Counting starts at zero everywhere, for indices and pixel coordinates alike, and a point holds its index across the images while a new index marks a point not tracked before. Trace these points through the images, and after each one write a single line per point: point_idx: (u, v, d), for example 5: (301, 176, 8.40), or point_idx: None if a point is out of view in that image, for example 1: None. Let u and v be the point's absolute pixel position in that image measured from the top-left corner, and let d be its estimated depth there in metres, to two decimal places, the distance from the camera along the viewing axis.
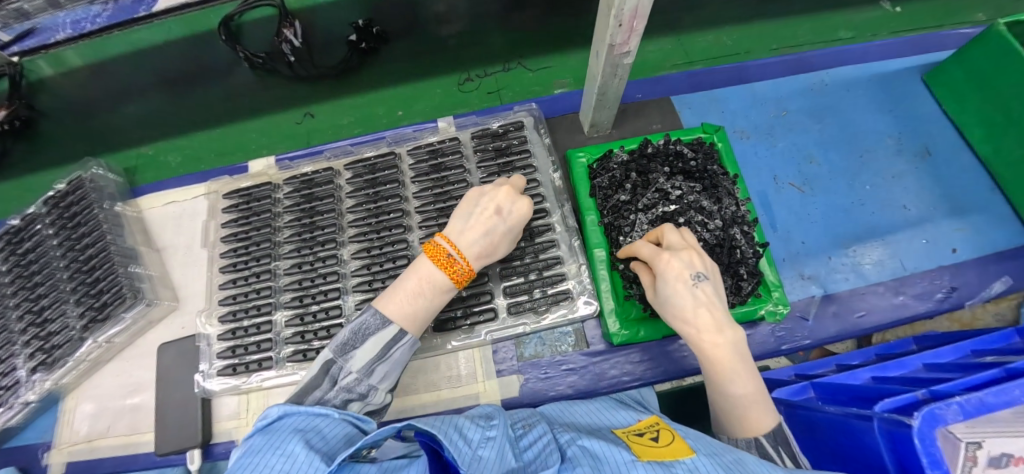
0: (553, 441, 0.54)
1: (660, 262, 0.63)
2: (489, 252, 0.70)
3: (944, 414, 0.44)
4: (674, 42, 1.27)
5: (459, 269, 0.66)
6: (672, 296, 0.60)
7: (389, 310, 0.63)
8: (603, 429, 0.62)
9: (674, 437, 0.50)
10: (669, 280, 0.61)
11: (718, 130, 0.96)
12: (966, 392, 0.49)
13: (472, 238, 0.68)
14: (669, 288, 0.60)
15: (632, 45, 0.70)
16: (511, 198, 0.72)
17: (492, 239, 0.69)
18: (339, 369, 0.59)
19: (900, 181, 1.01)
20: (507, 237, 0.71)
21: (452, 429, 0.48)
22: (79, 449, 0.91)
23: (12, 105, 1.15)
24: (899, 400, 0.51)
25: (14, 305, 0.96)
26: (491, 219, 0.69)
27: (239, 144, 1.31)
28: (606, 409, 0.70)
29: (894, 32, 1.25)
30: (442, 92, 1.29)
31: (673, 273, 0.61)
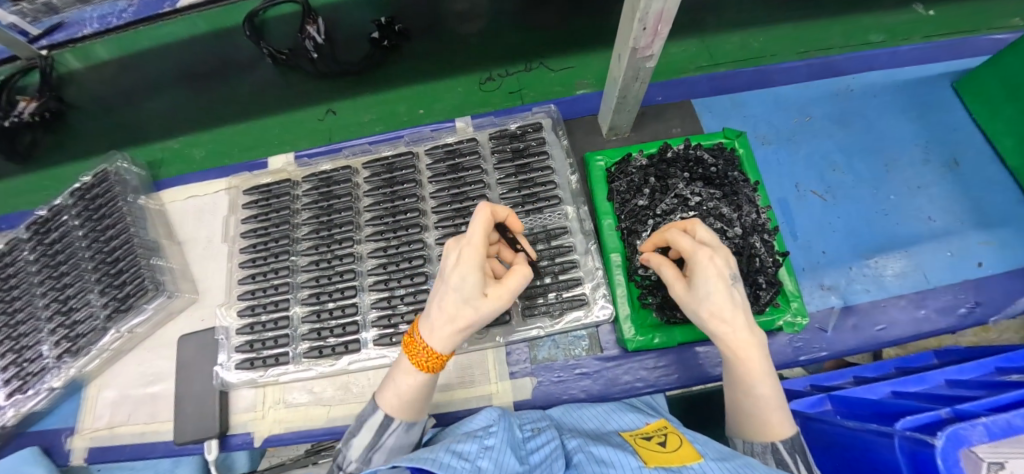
0: (560, 447, 0.55)
1: (701, 258, 0.56)
2: (449, 324, 0.53)
3: (968, 435, 0.43)
4: (699, 44, 1.26)
5: (417, 352, 0.55)
6: (710, 294, 0.53)
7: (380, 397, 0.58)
8: (609, 432, 0.62)
9: (680, 441, 0.50)
10: (715, 280, 0.53)
11: (738, 136, 0.95)
12: (991, 412, 0.47)
13: (427, 310, 0.56)
14: (710, 286, 0.53)
15: (655, 49, 0.69)
16: (451, 247, 0.56)
17: (440, 307, 0.53)
18: (343, 457, 0.59)
19: (926, 192, 0.99)
20: (461, 299, 0.52)
21: (444, 450, 0.49)
22: (100, 435, 0.94)
23: (42, 97, 1.22)
24: (920, 418, 0.50)
25: (41, 294, 0.99)
26: (438, 284, 0.56)
27: (263, 139, 1.27)
28: (613, 412, 0.70)
29: (927, 36, 1.22)
30: (463, 91, 1.27)
31: (716, 270, 0.54)
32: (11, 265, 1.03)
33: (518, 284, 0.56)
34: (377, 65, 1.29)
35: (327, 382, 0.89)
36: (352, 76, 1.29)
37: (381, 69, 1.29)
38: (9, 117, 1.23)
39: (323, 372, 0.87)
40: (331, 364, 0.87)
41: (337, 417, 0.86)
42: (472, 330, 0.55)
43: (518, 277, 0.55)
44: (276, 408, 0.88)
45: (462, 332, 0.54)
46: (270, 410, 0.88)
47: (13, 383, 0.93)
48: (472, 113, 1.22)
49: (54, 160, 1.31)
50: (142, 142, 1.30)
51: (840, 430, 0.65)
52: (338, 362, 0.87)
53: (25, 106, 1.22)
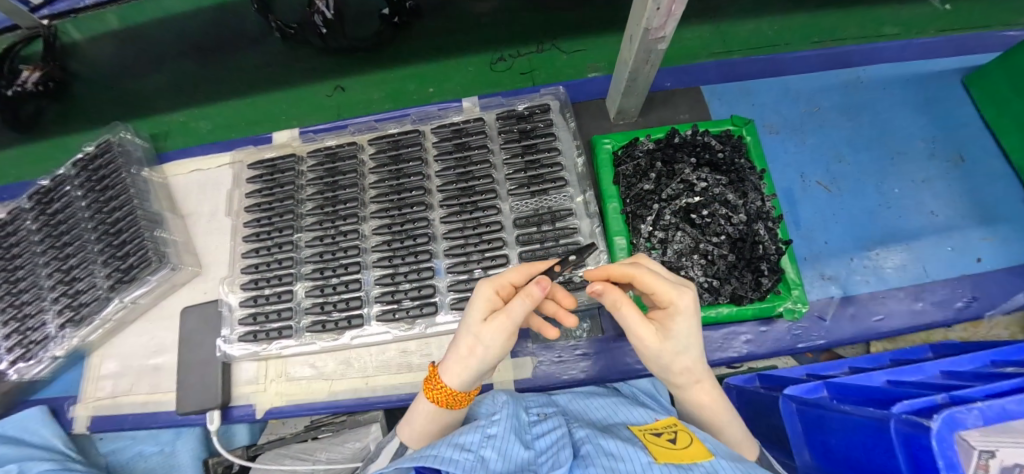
0: (567, 435, 0.54)
1: (680, 311, 0.49)
2: (457, 355, 0.53)
3: (964, 418, 0.43)
4: (712, 31, 1.24)
5: (431, 380, 0.56)
6: (687, 346, 0.50)
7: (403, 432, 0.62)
8: (617, 425, 0.62)
9: (691, 439, 0.50)
10: (693, 332, 0.49)
11: (747, 123, 0.93)
12: (986, 398, 0.48)
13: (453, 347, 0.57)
14: (688, 340, 0.49)
15: (668, 30, 0.69)
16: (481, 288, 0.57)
17: (454, 341, 0.55)
18: None
19: (930, 186, 0.99)
20: (467, 327, 0.53)
21: (447, 445, 0.50)
22: (103, 404, 0.95)
23: (46, 65, 1.24)
24: (916, 403, 0.51)
25: (44, 264, 0.99)
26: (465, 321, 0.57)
27: (269, 114, 1.26)
28: (622, 406, 0.68)
29: (942, 30, 1.21)
30: (473, 70, 1.26)
31: (694, 319, 0.49)
32: (13, 235, 1.02)
33: (518, 310, 0.49)
34: (388, 43, 1.27)
35: (329, 357, 0.90)
36: (363, 53, 1.28)
37: (390, 47, 1.28)
38: (11, 86, 1.23)
39: (325, 347, 0.88)
40: (332, 339, 0.88)
41: (339, 391, 0.88)
42: (479, 366, 0.52)
43: (512, 302, 0.49)
44: (279, 381, 0.90)
45: (473, 369, 0.52)
46: (272, 383, 0.90)
47: (16, 351, 0.93)
48: (484, 93, 1.22)
49: (60, 128, 1.30)
50: (150, 114, 1.29)
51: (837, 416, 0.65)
52: (340, 337, 0.87)
53: (28, 76, 1.23)
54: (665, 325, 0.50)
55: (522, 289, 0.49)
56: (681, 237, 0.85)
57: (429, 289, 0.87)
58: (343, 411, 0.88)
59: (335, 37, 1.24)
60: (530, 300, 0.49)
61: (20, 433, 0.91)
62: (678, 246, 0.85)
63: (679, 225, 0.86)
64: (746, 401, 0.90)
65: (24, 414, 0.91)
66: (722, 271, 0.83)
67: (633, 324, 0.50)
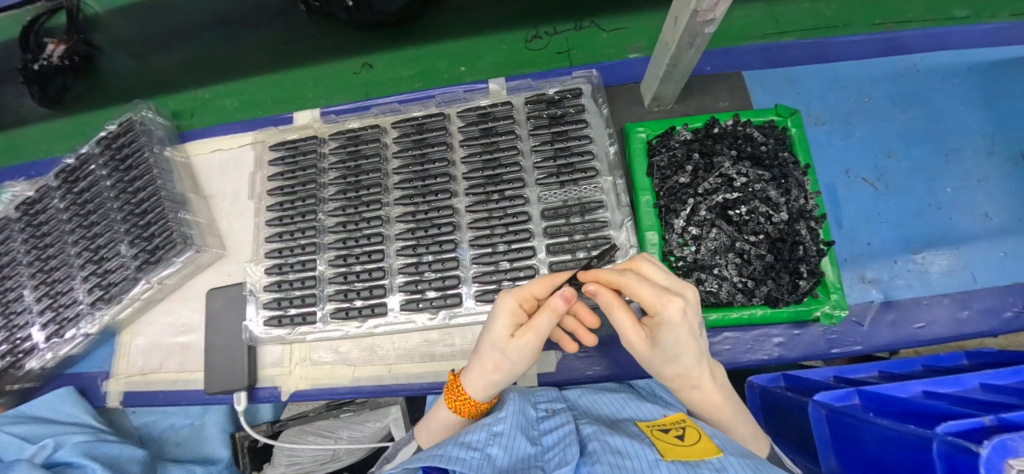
0: (575, 432, 0.54)
1: (664, 321, 0.46)
2: (483, 368, 0.56)
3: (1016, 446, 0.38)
4: (764, 9, 1.18)
5: (453, 391, 0.60)
6: (681, 353, 0.48)
7: (415, 429, 0.66)
8: (625, 421, 0.60)
9: (700, 435, 0.48)
10: (681, 342, 0.47)
11: (793, 114, 0.87)
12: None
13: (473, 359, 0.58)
14: (680, 347, 0.47)
15: (717, 13, 0.63)
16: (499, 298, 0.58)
17: (477, 354, 0.57)
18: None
19: (986, 187, 0.93)
20: (492, 343, 0.55)
21: (453, 444, 0.50)
22: (133, 380, 0.97)
23: (70, 39, 1.22)
24: (962, 424, 0.48)
25: (73, 242, 1.00)
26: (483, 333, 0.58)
27: (296, 92, 1.23)
28: (631, 401, 0.66)
29: (1017, 13, 1.11)
30: (508, 48, 1.20)
31: (686, 327, 0.46)
32: (42, 212, 1.03)
33: (544, 325, 0.52)
34: (417, 18, 1.23)
35: (352, 343, 0.91)
36: (390, 29, 1.24)
37: (419, 23, 1.23)
38: (39, 60, 1.21)
39: (350, 333, 0.88)
40: (357, 326, 0.87)
41: (362, 378, 0.89)
42: (508, 377, 0.55)
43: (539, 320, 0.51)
44: (303, 366, 0.91)
45: (500, 380, 0.55)
46: (297, 367, 0.91)
47: (50, 327, 0.96)
48: (518, 73, 1.17)
49: (91, 104, 1.30)
50: (179, 90, 1.27)
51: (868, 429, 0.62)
52: (365, 324, 0.87)
53: (53, 50, 1.22)
54: (654, 331, 0.49)
55: (546, 304, 0.51)
56: (717, 234, 0.81)
57: (453, 279, 0.86)
58: (365, 396, 0.89)
59: (361, 9, 1.17)
60: (555, 315, 0.51)
61: (55, 406, 0.93)
62: (713, 243, 0.81)
63: (714, 221, 0.82)
64: (769, 402, 0.88)
65: (52, 394, 0.94)
66: (758, 272, 0.80)
67: (623, 326, 0.52)
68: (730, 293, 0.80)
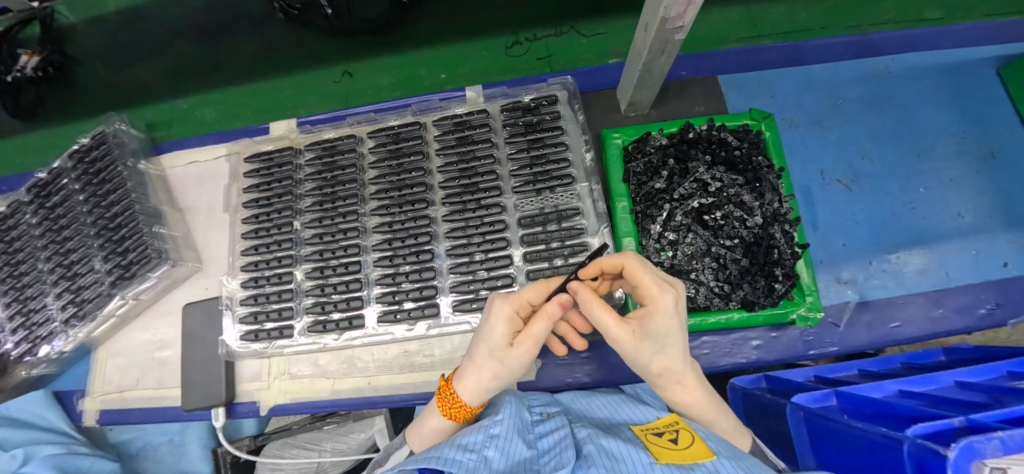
0: (570, 436, 0.54)
1: (657, 308, 0.49)
2: (480, 376, 0.55)
3: (982, 448, 0.37)
4: (742, 13, 1.19)
5: (446, 398, 0.58)
6: (668, 345, 0.49)
7: (407, 431, 0.64)
8: (619, 425, 0.60)
9: (693, 439, 0.48)
10: (669, 332, 0.48)
11: (766, 117, 0.88)
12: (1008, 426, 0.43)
13: (465, 365, 0.57)
14: (668, 337, 0.49)
15: (687, 20, 0.63)
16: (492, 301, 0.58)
17: (472, 361, 0.56)
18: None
19: (958, 186, 0.94)
20: (490, 351, 0.54)
21: (450, 445, 0.49)
22: (110, 398, 0.96)
23: (44, 50, 1.21)
24: (932, 426, 0.47)
25: (46, 258, 0.98)
26: (476, 339, 0.57)
27: (275, 101, 1.22)
28: (623, 404, 0.67)
29: (988, 14, 1.13)
30: (488, 54, 1.20)
31: (677, 314, 0.49)
32: (14, 228, 1.01)
33: (541, 332, 0.52)
34: (396, 25, 1.22)
35: (331, 355, 0.90)
36: (370, 36, 1.23)
37: (399, 30, 1.23)
38: (10, 72, 1.19)
39: (329, 346, 0.87)
40: (335, 338, 0.87)
41: (342, 390, 0.88)
42: (504, 382, 0.55)
43: (536, 328, 0.52)
44: (282, 379, 0.90)
45: (497, 386, 0.55)
46: (275, 381, 0.90)
47: (22, 345, 0.93)
48: (499, 79, 1.17)
49: (66, 115, 1.27)
50: (155, 100, 1.25)
51: (842, 429, 0.62)
52: (343, 337, 0.86)
53: (27, 60, 1.20)
54: (642, 324, 0.50)
55: (543, 310, 0.53)
56: (693, 240, 0.82)
57: (431, 289, 0.85)
58: (346, 409, 0.88)
59: (340, 15, 1.19)
60: (551, 321, 0.53)
61: (31, 408, 0.93)
62: (689, 248, 0.81)
63: (690, 226, 0.82)
64: (750, 403, 0.86)
65: (27, 396, 0.93)
66: (735, 276, 0.80)
67: (605, 324, 0.52)
68: (707, 297, 0.80)
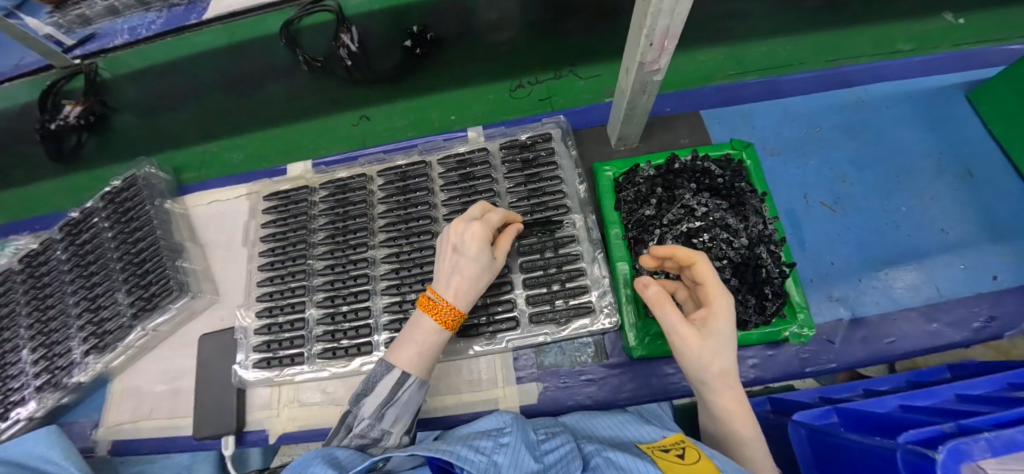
0: (577, 449, 0.56)
1: (717, 312, 0.56)
2: (468, 280, 0.68)
3: (971, 450, 0.40)
4: (727, 52, 1.30)
5: (438, 310, 0.66)
6: (724, 349, 0.55)
7: (393, 356, 0.67)
8: (626, 442, 0.63)
9: (700, 455, 0.49)
10: (728, 334, 0.55)
11: (747, 147, 0.96)
12: (995, 428, 0.45)
13: (444, 279, 0.68)
14: (726, 340, 0.55)
15: (663, 63, 0.71)
16: (462, 229, 0.70)
17: (463, 275, 0.68)
18: (354, 417, 0.66)
19: (939, 204, 0.98)
20: (476, 260, 0.68)
21: (462, 445, 0.54)
22: (123, 428, 0.98)
23: (87, 100, 1.25)
24: (923, 431, 0.48)
25: (72, 292, 1.04)
26: (453, 257, 0.69)
27: (298, 144, 1.35)
28: (631, 422, 0.69)
29: (956, 44, 1.24)
30: (493, 98, 1.32)
31: (730, 322, 0.56)
32: (44, 264, 1.08)
33: (507, 246, 0.76)
34: (410, 72, 1.32)
35: (339, 382, 0.92)
36: (385, 84, 1.34)
37: (412, 76, 1.34)
38: (55, 120, 1.25)
39: (336, 373, 0.90)
40: (343, 365, 0.90)
41: None
42: (484, 289, 0.71)
43: (505, 240, 0.75)
44: (291, 407, 0.91)
45: (475, 297, 0.70)
46: (285, 409, 0.91)
47: (42, 377, 0.97)
48: (501, 120, 1.28)
49: (106, 157, 1.41)
50: (189, 145, 1.39)
51: (849, 445, 0.61)
52: (351, 363, 0.90)
53: (70, 110, 1.26)
54: (704, 324, 0.56)
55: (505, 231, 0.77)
56: None
57: None
58: None
59: (360, 68, 1.26)
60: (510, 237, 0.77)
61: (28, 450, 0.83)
62: None
63: None
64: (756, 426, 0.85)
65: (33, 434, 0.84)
66: None
67: (673, 320, 0.56)
68: None
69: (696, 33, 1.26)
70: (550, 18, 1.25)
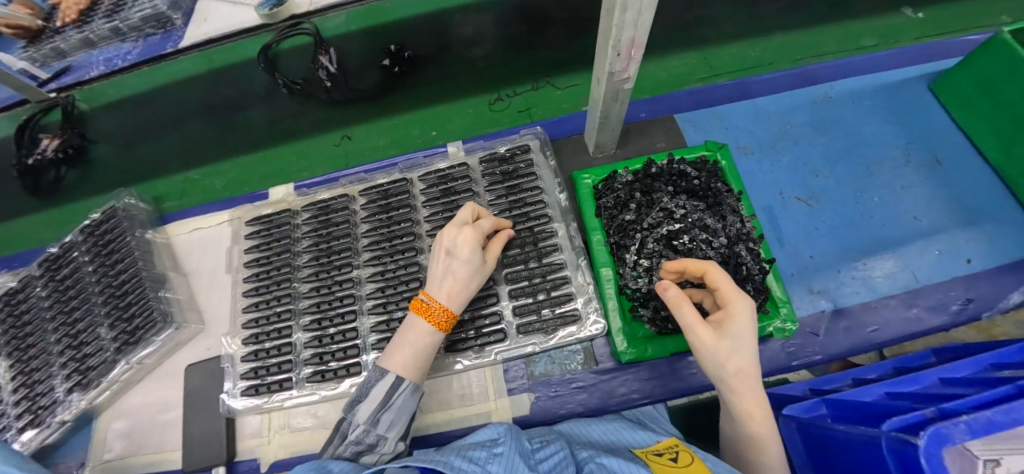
0: (571, 457, 0.57)
1: (734, 313, 0.58)
2: (460, 281, 0.73)
3: (951, 434, 0.42)
4: (698, 57, 1.33)
5: (431, 310, 0.71)
6: (743, 348, 0.56)
7: (386, 362, 0.69)
8: (622, 448, 0.64)
9: (692, 458, 0.50)
10: (747, 334, 0.57)
11: (720, 148, 0.98)
12: (974, 410, 0.46)
13: (438, 282, 0.74)
14: (743, 341, 0.56)
15: (632, 72, 0.73)
16: (454, 233, 0.75)
17: (455, 278, 0.73)
18: (349, 423, 0.65)
19: (910, 193, 1.01)
20: (467, 261, 0.74)
21: (457, 454, 0.53)
22: (110, 466, 0.94)
23: (65, 134, 1.19)
24: (906, 418, 0.49)
25: (53, 329, 1.02)
26: (445, 260, 0.74)
27: (282, 167, 1.41)
28: (626, 428, 0.70)
29: (917, 37, 1.29)
30: (472, 112, 1.39)
31: (750, 324, 0.58)
32: (23, 301, 1.06)
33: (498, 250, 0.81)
34: (391, 90, 1.32)
35: (329, 406, 0.90)
36: (365, 103, 1.35)
37: (392, 95, 1.34)
38: (33, 155, 1.21)
39: (326, 396, 0.89)
40: (333, 387, 0.89)
41: None
42: (474, 292, 0.76)
43: (497, 245, 0.80)
44: (281, 433, 0.89)
45: (467, 298, 0.76)
46: (275, 435, 0.89)
47: (23, 418, 0.94)
48: (484, 131, 1.34)
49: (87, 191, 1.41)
50: (170, 174, 1.44)
51: (836, 436, 0.62)
52: (341, 385, 0.89)
53: (47, 144, 1.19)
54: (722, 324, 0.58)
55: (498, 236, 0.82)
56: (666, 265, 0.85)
57: None
58: None
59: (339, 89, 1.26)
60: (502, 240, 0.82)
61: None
62: None
63: (662, 252, 0.86)
64: None
65: None
66: None
67: (689, 321, 0.59)
68: None
69: (667, 39, 1.29)
70: (525, 35, 1.23)
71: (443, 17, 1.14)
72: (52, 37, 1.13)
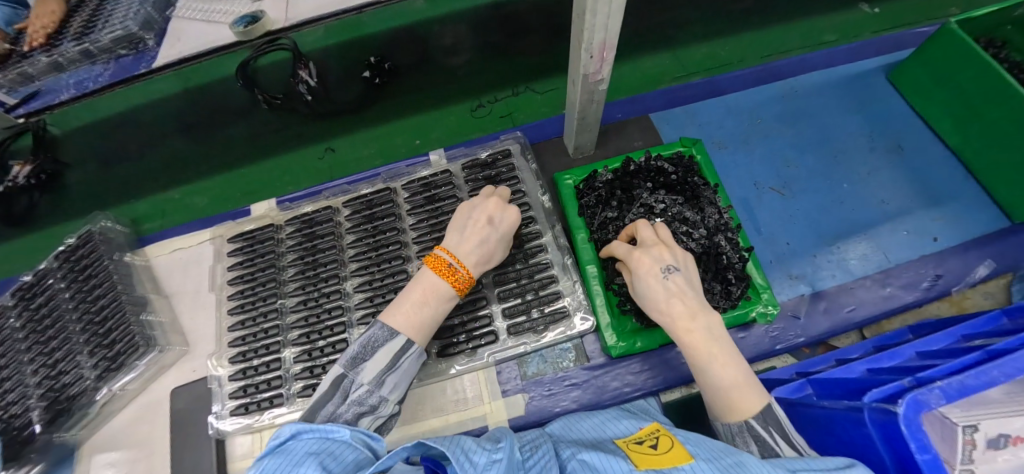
0: (555, 457, 0.57)
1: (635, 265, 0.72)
2: (490, 254, 0.77)
3: (927, 399, 0.44)
4: (670, 57, 1.37)
5: (459, 275, 0.72)
6: (647, 291, 0.68)
7: (396, 321, 0.67)
8: (605, 440, 0.64)
9: (672, 443, 0.51)
10: (642, 278, 0.69)
11: (695, 143, 1.01)
12: (947, 376, 0.48)
13: (468, 248, 0.75)
14: (643, 284, 0.69)
15: (605, 73, 0.75)
16: (501, 209, 0.79)
17: (488, 248, 0.76)
18: (351, 382, 0.62)
19: (876, 177, 1.06)
20: (503, 238, 0.78)
21: (460, 453, 0.51)
22: None
23: (38, 159, 1.16)
24: (886, 389, 0.50)
25: (28, 361, 0.97)
26: (484, 228, 0.76)
27: (266, 182, 1.37)
28: (609, 420, 0.70)
29: (875, 31, 1.35)
30: (455, 119, 1.38)
31: (644, 269, 0.70)
32: None
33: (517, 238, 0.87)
34: (372, 102, 1.34)
35: None
36: (347, 116, 1.36)
37: (372, 106, 1.35)
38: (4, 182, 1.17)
39: None
40: None
41: None
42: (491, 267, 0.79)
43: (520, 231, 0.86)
44: None
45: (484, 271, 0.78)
46: None
47: None
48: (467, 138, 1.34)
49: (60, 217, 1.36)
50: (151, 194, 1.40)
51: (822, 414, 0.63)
52: None
53: (19, 171, 1.16)
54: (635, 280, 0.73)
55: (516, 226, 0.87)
56: None
57: None
58: None
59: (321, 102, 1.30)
60: None
61: None
62: None
63: None
64: None
65: None
66: None
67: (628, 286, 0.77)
68: None
69: (640, 41, 1.33)
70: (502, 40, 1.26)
71: (421, 27, 1.16)
72: (19, 61, 1.13)
